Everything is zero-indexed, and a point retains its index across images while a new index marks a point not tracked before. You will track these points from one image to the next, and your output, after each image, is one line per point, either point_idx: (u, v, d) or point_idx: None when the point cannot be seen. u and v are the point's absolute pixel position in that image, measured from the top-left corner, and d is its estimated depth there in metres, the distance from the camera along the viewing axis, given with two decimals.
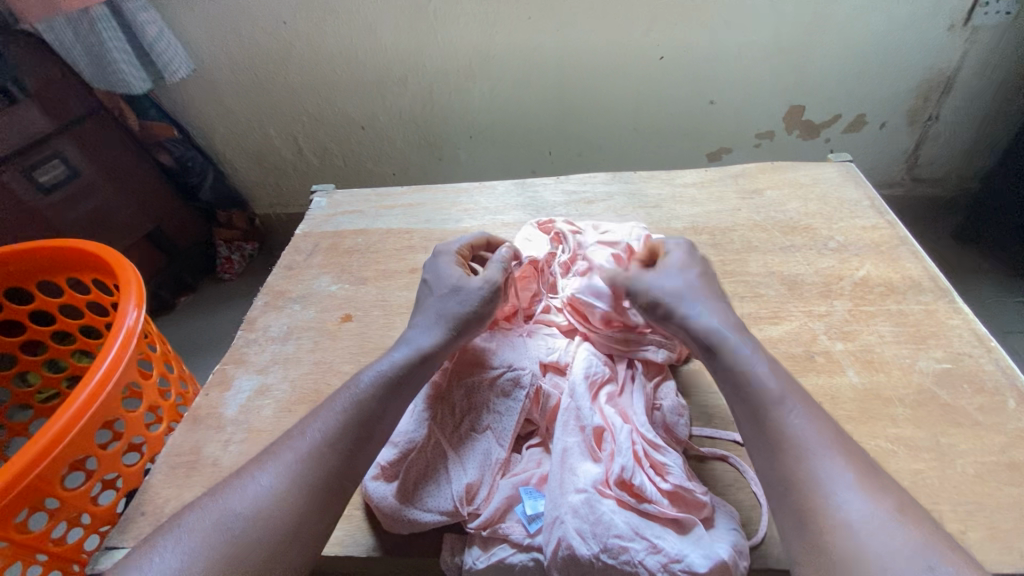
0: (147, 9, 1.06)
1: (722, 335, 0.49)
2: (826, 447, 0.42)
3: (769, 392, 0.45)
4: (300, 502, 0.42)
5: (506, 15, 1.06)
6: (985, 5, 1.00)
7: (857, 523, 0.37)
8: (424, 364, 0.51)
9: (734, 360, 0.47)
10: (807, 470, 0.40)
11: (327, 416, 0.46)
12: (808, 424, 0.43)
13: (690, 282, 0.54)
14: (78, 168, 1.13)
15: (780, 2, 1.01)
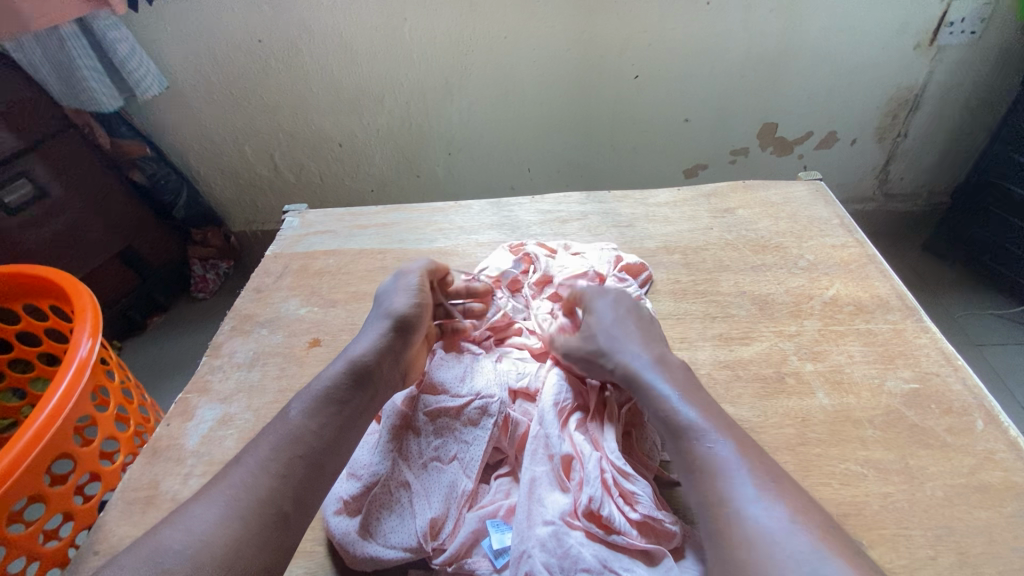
0: (118, 27, 1.01)
1: (646, 372, 0.49)
2: (743, 465, 0.41)
3: (687, 417, 0.45)
4: (236, 534, 0.38)
5: (483, 34, 1.06)
6: (950, 25, 1.03)
7: (765, 536, 0.37)
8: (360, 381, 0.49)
9: (655, 392, 0.48)
10: (721, 489, 0.40)
11: (265, 444, 0.44)
12: (720, 442, 0.43)
13: (617, 320, 0.56)
14: (46, 187, 1.11)
15: (751, 23, 1.03)
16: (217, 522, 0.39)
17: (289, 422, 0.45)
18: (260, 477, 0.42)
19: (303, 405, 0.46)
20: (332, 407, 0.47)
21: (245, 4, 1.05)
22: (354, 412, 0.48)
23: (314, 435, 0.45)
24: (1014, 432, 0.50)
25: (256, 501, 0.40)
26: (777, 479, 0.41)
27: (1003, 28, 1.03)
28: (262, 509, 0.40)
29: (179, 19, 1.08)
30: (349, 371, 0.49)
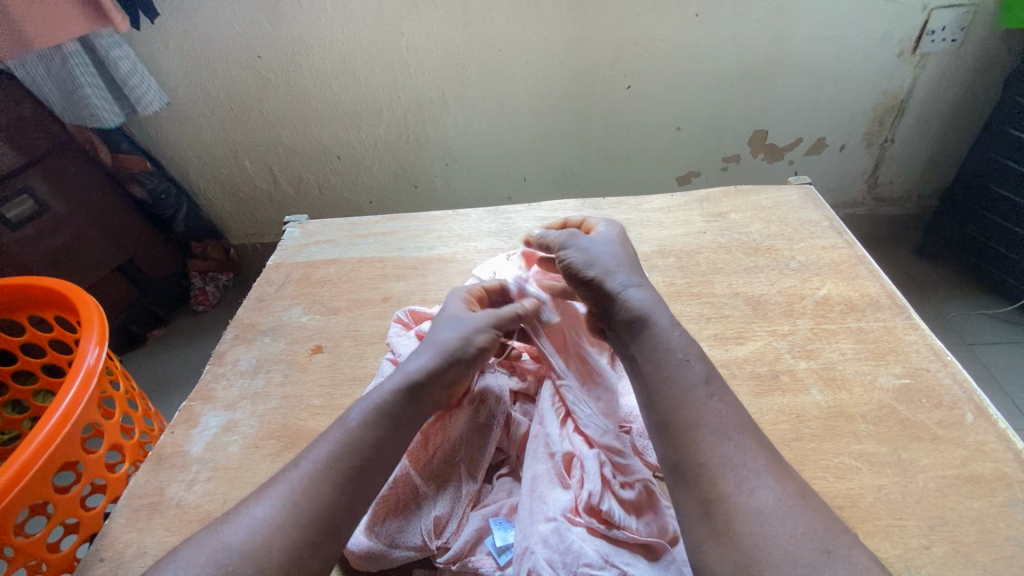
0: (120, 46, 1.04)
1: (649, 312, 0.52)
2: (738, 430, 0.44)
3: (692, 372, 0.47)
4: (297, 540, 0.40)
5: (477, 46, 1.09)
6: (931, 33, 1.06)
7: (761, 508, 0.39)
8: (413, 394, 0.49)
9: (660, 341, 0.50)
10: (721, 455, 0.42)
11: (329, 452, 0.45)
12: (723, 409, 0.45)
13: (616, 255, 0.59)
14: (46, 203, 1.12)
15: (737, 35, 1.06)
16: (278, 526, 0.40)
17: (353, 431, 0.46)
18: (322, 483, 0.43)
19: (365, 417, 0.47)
20: (390, 423, 0.47)
21: (244, 21, 1.08)
22: (405, 425, 0.48)
23: (374, 448, 0.46)
24: (1003, 424, 0.51)
25: (313, 505, 0.42)
26: (765, 448, 0.43)
27: (982, 35, 1.06)
28: (322, 516, 0.42)
29: (180, 36, 1.10)
30: (410, 389, 0.49)
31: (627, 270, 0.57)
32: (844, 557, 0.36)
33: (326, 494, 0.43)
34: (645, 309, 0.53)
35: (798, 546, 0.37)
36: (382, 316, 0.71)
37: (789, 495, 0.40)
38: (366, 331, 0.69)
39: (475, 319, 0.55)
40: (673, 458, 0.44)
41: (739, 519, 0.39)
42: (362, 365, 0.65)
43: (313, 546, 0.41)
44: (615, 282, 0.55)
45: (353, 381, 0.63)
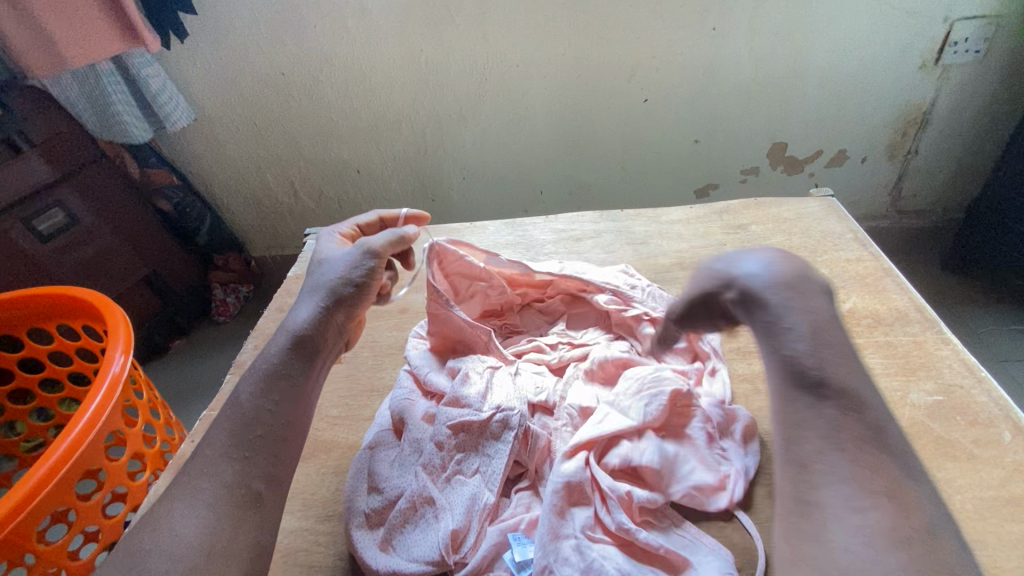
0: (151, 64, 1.08)
1: (778, 296, 0.41)
2: (852, 440, 0.36)
3: (807, 376, 0.38)
4: (209, 521, 0.42)
5: (495, 61, 1.10)
6: (955, 44, 1.05)
7: (844, 516, 0.34)
8: (299, 349, 0.51)
9: (770, 345, 0.40)
10: (823, 460, 0.36)
11: (226, 426, 0.47)
12: (838, 416, 0.37)
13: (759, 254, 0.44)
14: (76, 215, 1.16)
15: (755, 47, 1.06)
16: (195, 512, 0.42)
17: (247, 402, 0.48)
18: (224, 465, 0.45)
19: (253, 379, 0.49)
20: (283, 382, 0.49)
21: (269, 39, 1.11)
22: (304, 380, 0.50)
23: (272, 414, 0.47)
24: None
25: (222, 487, 0.43)
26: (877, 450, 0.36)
27: (1007, 46, 1.04)
28: (233, 491, 0.44)
29: (207, 55, 1.14)
30: (293, 344, 0.51)
31: (772, 263, 0.42)
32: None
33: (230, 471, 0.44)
34: (765, 304, 0.41)
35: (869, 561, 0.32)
36: (400, 326, 0.72)
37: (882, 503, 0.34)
38: (384, 342, 0.70)
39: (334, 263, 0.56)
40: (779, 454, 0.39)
41: (818, 529, 0.35)
42: (380, 375, 0.66)
43: (235, 519, 0.43)
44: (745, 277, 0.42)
45: (372, 393, 0.64)
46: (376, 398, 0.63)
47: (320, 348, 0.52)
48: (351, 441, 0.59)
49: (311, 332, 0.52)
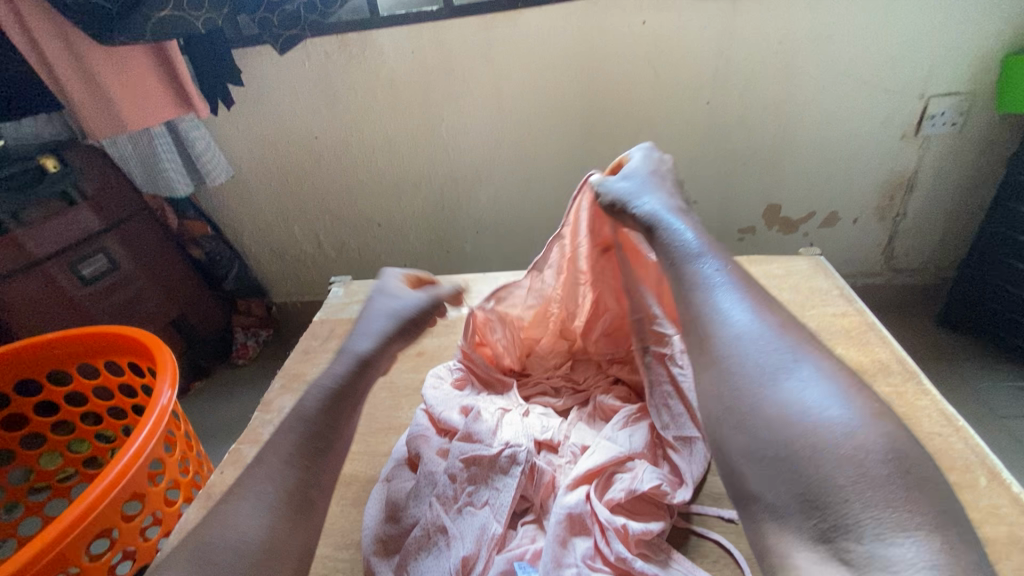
0: (198, 127, 1.21)
1: (663, 214, 0.54)
2: (733, 282, 0.46)
3: (687, 247, 0.50)
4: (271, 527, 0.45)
5: (508, 129, 1.21)
6: (932, 118, 1.14)
7: (740, 332, 0.42)
8: (362, 371, 0.58)
9: (672, 237, 0.52)
10: (705, 301, 0.45)
11: (293, 441, 0.50)
12: (719, 268, 0.47)
13: (640, 181, 0.60)
14: (118, 261, 1.26)
15: (747, 120, 1.16)
16: (255, 518, 0.45)
17: (307, 413, 0.53)
18: (287, 472, 0.48)
19: (322, 391, 0.55)
20: (343, 403, 0.55)
21: (306, 108, 1.23)
22: (355, 404, 0.56)
23: (333, 431, 0.52)
24: (1017, 488, 0.52)
25: (284, 493, 0.47)
26: (759, 296, 0.45)
27: (980, 121, 1.13)
28: (292, 498, 0.47)
29: (250, 121, 1.27)
30: (357, 367, 0.58)
31: (649, 189, 0.58)
32: (809, 360, 0.38)
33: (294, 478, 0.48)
34: (657, 214, 0.54)
35: (765, 359, 0.39)
36: (416, 368, 0.77)
37: (768, 321, 0.42)
38: (401, 383, 0.75)
39: (394, 302, 0.66)
40: (682, 314, 0.48)
41: (728, 359, 0.41)
42: (397, 415, 0.71)
43: (290, 526, 0.46)
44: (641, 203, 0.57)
45: (390, 430, 0.69)
46: (392, 436, 0.68)
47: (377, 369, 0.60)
48: (369, 475, 0.63)
49: (376, 356, 0.60)
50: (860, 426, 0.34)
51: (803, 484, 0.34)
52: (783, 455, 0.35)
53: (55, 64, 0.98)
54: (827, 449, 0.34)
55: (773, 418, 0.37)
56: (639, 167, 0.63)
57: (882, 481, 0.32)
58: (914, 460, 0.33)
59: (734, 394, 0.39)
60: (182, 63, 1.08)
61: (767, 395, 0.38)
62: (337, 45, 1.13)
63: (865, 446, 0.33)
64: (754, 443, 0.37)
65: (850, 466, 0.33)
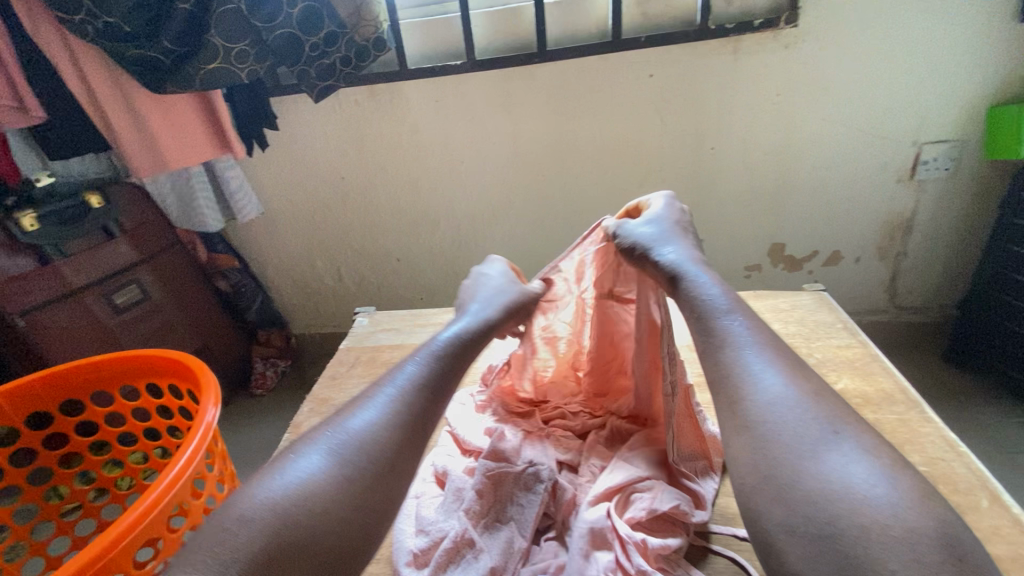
0: (233, 167, 1.30)
1: (687, 265, 0.56)
2: (761, 345, 0.48)
3: (716, 303, 0.52)
4: (335, 488, 0.45)
5: (524, 171, 1.29)
6: (926, 163, 1.20)
7: (776, 397, 0.43)
8: (455, 353, 0.60)
9: (695, 289, 0.54)
10: (740, 362, 0.47)
11: (420, 373, 0.56)
12: (748, 330, 0.49)
13: (659, 227, 0.61)
14: (149, 291, 1.31)
15: (749, 164, 1.23)
16: (325, 476, 0.46)
17: (400, 382, 0.55)
18: (376, 434, 0.50)
19: (449, 338, 0.61)
20: (431, 388, 0.56)
21: (335, 150, 1.32)
22: (444, 391, 0.57)
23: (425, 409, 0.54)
24: (1018, 510, 0.55)
25: (362, 461, 0.47)
26: (791, 361, 0.47)
27: (973, 166, 1.19)
28: (365, 472, 0.47)
29: (282, 161, 1.35)
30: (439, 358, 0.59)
31: (667, 237, 0.60)
32: (850, 437, 0.40)
33: (419, 399, 0.54)
34: (679, 264, 0.56)
35: (806, 433, 0.41)
36: None
37: (802, 390, 0.44)
38: None
39: (501, 283, 0.70)
40: (711, 373, 0.49)
41: (768, 426, 0.42)
42: None
43: (402, 441, 0.51)
44: (663, 249, 0.58)
45: None
46: None
47: (497, 330, 0.65)
48: None
49: (499, 321, 0.65)
50: (903, 507, 0.35)
51: (851, 568, 0.34)
52: (828, 535, 0.35)
53: (104, 102, 1.08)
54: (878, 530, 0.34)
55: (817, 493, 0.37)
56: (656, 213, 0.64)
57: (937, 568, 0.33)
58: (967, 547, 0.34)
59: (773, 465, 0.40)
60: (226, 110, 1.17)
61: (811, 467, 0.39)
62: (367, 94, 1.23)
63: (915, 530, 0.34)
64: (794, 518, 0.37)
65: (903, 552, 0.33)
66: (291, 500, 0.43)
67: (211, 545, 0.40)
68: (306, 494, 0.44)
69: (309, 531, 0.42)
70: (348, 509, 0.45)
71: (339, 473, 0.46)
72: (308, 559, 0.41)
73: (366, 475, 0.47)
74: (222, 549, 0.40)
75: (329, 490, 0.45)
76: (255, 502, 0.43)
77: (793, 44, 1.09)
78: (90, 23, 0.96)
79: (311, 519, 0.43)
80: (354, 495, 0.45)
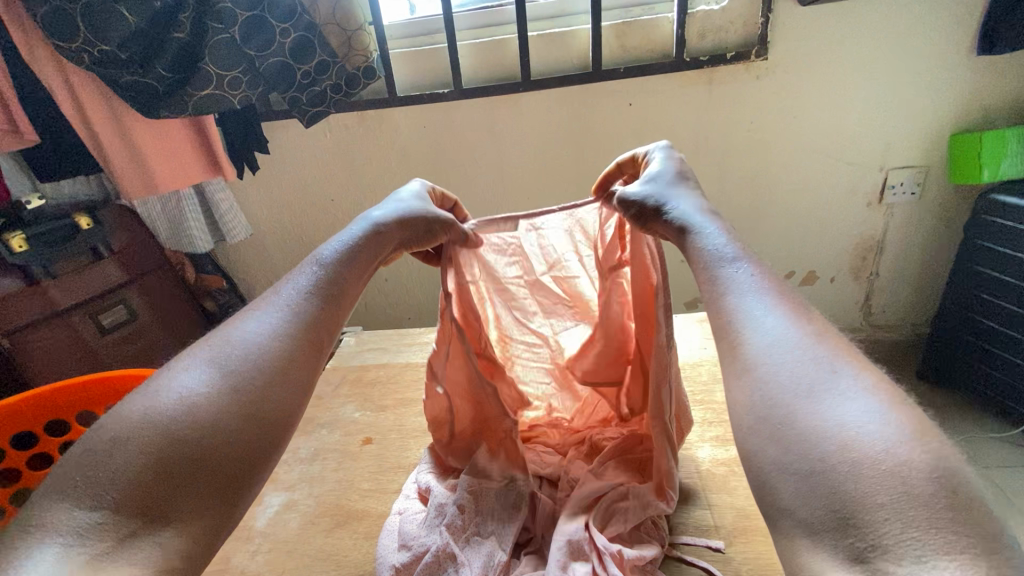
0: (223, 189, 1.33)
1: (696, 219, 0.54)
2: (765, 291, 0.46)
3: (722, 254, 0.50)
4: (214, 400, 0.46)
5: (509, 193, 1.32)
6: (893, 188, 1.26)
7: (773, 340, 0.42)
8: (342, 268, 0.59)
9: (701, 241, 0.52)
10: (738, 307, 0.46)
11: (310, 284, 0.57)
12: (751, 276, 0.48)
13: (664, 183, 0.59)
14: (136, 312, 1.31)
15: (725, 188, 1.28)
16: (209, 393, 0.46)
17: (287, 298, 0.56)
18: (267, 349, 0.51)
19: (338, 251, 0.60)
20: (328, 301, 0.57)
21: (325, 174, 1.35)
22: (336, 314, 0.58)
23: (317, 322, 0.55)
24: None
25: (250, 379, 0.49)
26: (795, 305, 0.45)
27: (937, 190, 1.25)
28: (252, 392, 0.48)
29: (272, 184, 1.38)
30: (324, 276, 0.58)
31: (675, 193, 0.58)
32: (849, 373, 0.38)
33: (307, 310, 0.55)
34: (689, 218, 0.54)
35: (804, 375, 0.39)
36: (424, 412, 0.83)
37: (805, 333, 0.42)
38: (410, 425, 0.80)
39: (400, 195, 0.68)
40: (714, 323, 0.48)
41: (768, 367, 0.41)
42: (406, 455, 0.75)
43: (294, 352, 0.52)
44: (672, 206, 0.56)
45: (399, 469, 0.73)
46: (400, 474, 0.72)
47: (390, 243, 0.63)
48: (379, 511, 0.67)
49: (391, 233, 0.62)
50: (892, 440, 0.33)
51: (839, 501, 0.33)
52: (817, 471, 0.35)
53: (97, 127, 1.10)
54: (868, 466, 0.33)
55: (811, 431, 0.36)
56: (658, 167, 0.62)
57: (926, 500, 0.31)
58: (962, 479, 0.32)
59: (770, 405, 0.39)
60: (217, 133, 1.20)
61: (806, 408, 0.38)
62: (356, 119, 1.27)
63: (908, 463, 0.32)
64: (789, 456, 0.37)
65: (891, 485, 0.32)
66: (167, 413, 0.44)
67: (83, 469, 0.41)
68: (188, 404, 0.45)
69: (195, 439, 0.44)
70: (236, 419, 0.46)
71: (222, 385, 0.47)
72: (186, 470, 0.42)
73: (252, 384, 0.48)
74: (95, 472, 0.41)
75: (212, 402, 0.46)
76: (132, 421, 0.44)
77: (763, 76, 1.15)
78: (86, 50, 0.98)
79: (192, 433, 0.44)
80: (237, 404, 0.47)
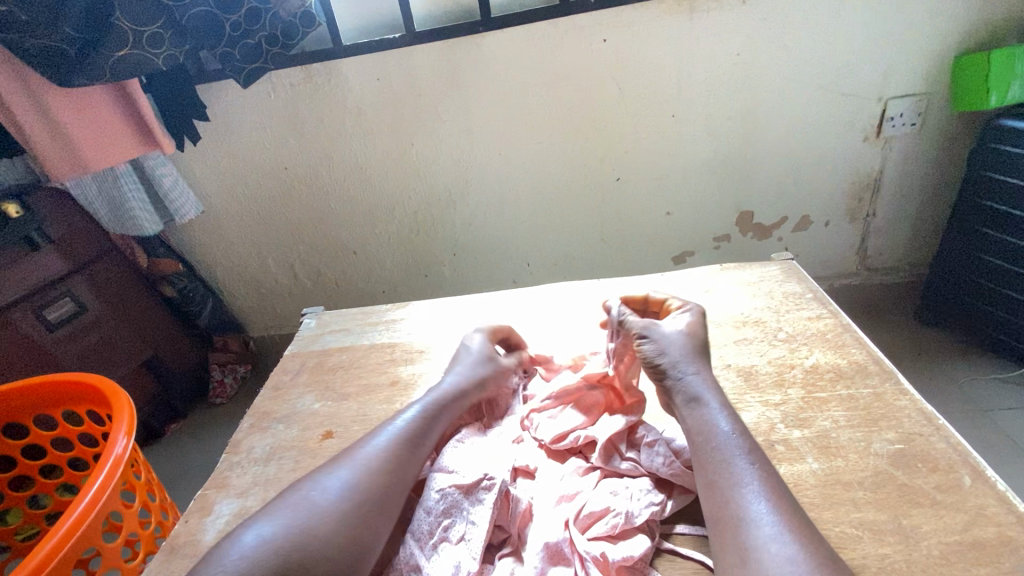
0: (165, 164, 1.20)
1: (708, 402, 0.56)
2: (770, 493, 0.47)
3: (735, 442, 0.52)
4: (311, 548, 0.46)
5: (477, 150, 1.21)
6: (892, 119, 1.16)
7: (781, 555, 0.42)
8: (437, 416, 0.61)
9: (708, 425, 0.54)
10: (738, 506, 0.47)
11: (406, 429, 0.58)
12: (753, 475, 0.49)
13: (684, 345, 0.63)
14: (85, 303, 1.22)
15: (712, 128, 1.18)
16: (306, 538, 0.47)
17: (371, 446, 0.56)
18: (359, 485, 0.52)
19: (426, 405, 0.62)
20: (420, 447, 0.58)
21: (274, 140, 1.23)
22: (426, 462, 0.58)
23: (412, 463, 0.56)
24: (1002, 485, 0.51)
25: (341, 521, 0.49)
26: (793, 510, 0.46)
27: (938, 119, 1.16)
28: (346, 537, 0.48)
29: (217, 155, 1.25)
30: (418, 428, 0.59)
31: (693, 360, 0.61)
32: None
33: (401, 455, 0.56)
34: (700, 394, 0.57)
35: None
36: (390, 399, 0.75)
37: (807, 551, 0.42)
38: (375, 415, 0.73)
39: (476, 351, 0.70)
40: (712, 510, 0.48)
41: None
42: None
43: (385, 499, 0.52)
44: (681, 371, 0.60)
45: None
46: None
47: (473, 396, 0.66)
48: None
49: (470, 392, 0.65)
50: None
51: None
52: None
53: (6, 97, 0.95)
54: None
55: None
56: (681, 326, 0.66)
57: None
58: None
59: None
60: (147, 101, 1.06)
61: None
62: (302, 75, 1.13)
63: None
64: None
65: None
66: (266, 559, 0.44)
67: None
68: (303, 534, 0.47)
69: (304, 569, 0.45)
70: (336, 548, 0.47)
71: (315, 527, 0.48)
72: None
73: (342, 530, 0.48)
74: None
75: (308, 544, 0.46)
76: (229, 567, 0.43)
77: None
78: None
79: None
80: (344, 533, 0.48)
